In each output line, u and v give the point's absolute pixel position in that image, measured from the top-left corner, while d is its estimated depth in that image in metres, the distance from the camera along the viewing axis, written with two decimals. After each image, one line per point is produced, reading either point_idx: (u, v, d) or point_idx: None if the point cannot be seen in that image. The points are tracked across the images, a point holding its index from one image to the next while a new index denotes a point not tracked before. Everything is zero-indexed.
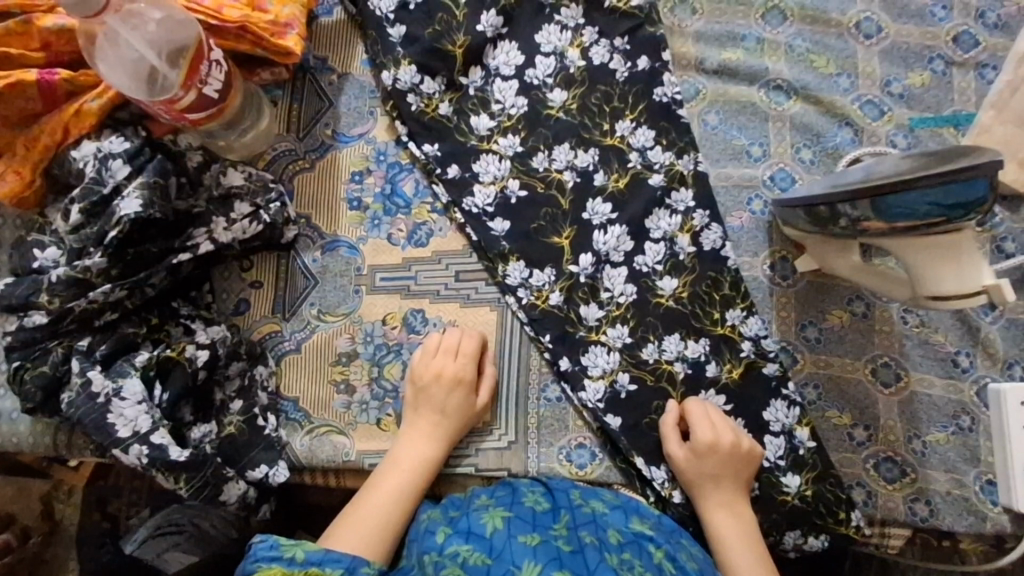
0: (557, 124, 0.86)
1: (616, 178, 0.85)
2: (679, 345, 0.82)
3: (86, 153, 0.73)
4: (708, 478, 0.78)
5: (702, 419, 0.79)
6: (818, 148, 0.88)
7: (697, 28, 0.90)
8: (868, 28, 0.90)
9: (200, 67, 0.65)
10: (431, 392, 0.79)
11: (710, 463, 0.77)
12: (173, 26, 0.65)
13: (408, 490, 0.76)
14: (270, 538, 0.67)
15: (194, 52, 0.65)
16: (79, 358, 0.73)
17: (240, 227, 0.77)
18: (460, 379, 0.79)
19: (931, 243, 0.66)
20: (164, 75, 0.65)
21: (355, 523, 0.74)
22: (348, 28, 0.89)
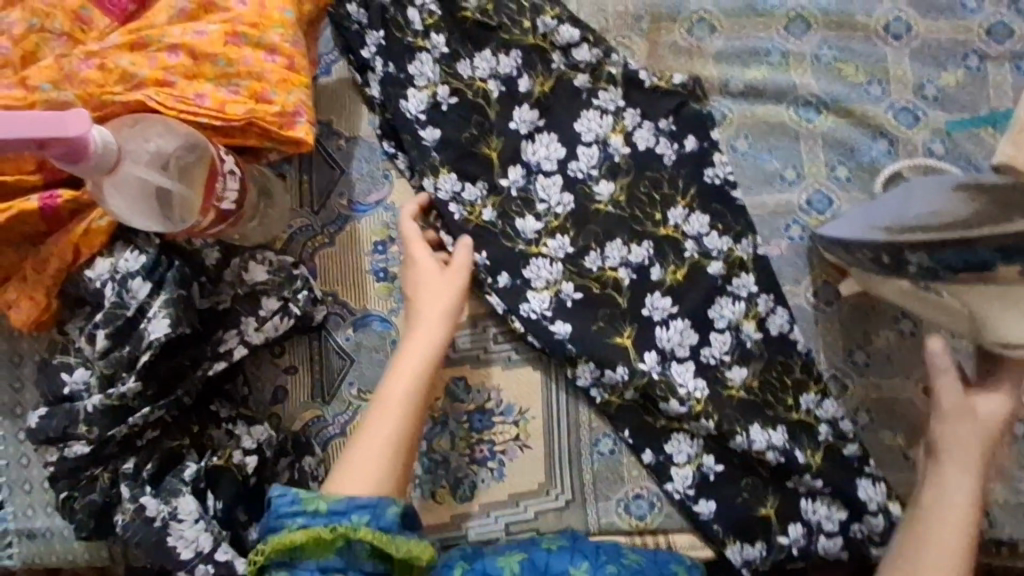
0: (606, 219, 0.84)
1: (673, 270, 0.83)
2: (764, 434, 0.80)
3: (101, 273, 0.69)
4: (937, 478, 0.75)
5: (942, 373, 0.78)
6: (853, 163, 0.84)
7: (717, 48, 0.85)
8: (896, 29, 0.85)
9: (215, 185, 0.61)
10: (428, 273, 0.76)
11: (944, 462, 0.76)
12: (185, 151, 0.62)
13: (410, 394, 0.70)
14: (289, 492, 0.64)
15: (208, 171, 0.61)
16: (127, 482, 0.71)
17: (272, 325, 0.74)
18: (436, 282, 0.75)
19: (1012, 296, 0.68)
20: (183, 198, 0.61)
21: (357, 462, 0.67)
22: (350, 86, 0.85)
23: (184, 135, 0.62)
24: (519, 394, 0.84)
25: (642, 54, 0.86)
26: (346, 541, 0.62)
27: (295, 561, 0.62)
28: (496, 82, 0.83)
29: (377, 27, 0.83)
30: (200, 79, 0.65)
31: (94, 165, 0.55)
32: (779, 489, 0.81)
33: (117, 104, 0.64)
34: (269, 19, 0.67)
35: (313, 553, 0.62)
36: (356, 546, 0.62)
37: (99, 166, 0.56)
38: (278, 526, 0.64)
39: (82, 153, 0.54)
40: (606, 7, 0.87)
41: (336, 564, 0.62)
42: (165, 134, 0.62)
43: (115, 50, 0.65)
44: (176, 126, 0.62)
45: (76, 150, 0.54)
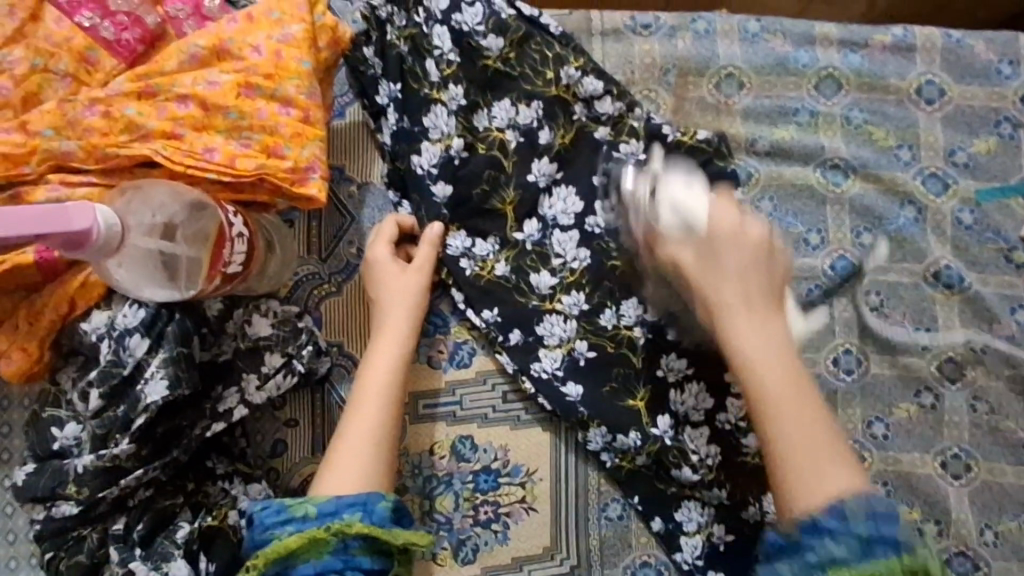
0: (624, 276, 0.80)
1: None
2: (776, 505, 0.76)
3: (97, 326, 0.66)
4: (767, 386, 0.58)
5: (730, 224, 0.63)
6: (880, 231, 0.82)
7: (746, 105, 0.83)
8: (929, 93, 0.83)
9: (222, 249, 0.58)
10: (392, 272, 0.76)
11: (751, 328, 0.60)
12: (192, 214, 0.60)
13: (387, 384, 0.72)
14: (273, 503, 0.64)
15: (215, 235, 0.59)
16: (116, 544, 0.68)
17: (274, 383, 0.71)
18: (399, 271, 0.76)
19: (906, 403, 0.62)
20: (187, 261, 0.58)
21: (342, 464, 0.67)
22: (363, 130, 0.82)
23: (192, 198, 0.60)
24: (528, 454, 0.80)
25: (667, 109, 0.84)
26: (340, 539, 0.62)
27: (289, 569, 0.61)
28: (515, 133, 0.81)
29: (393, 79, 0.80)
30: (210, 131, 0.63)
31: (94, 252, 0.54)
32: None
33: (121, 156, 0.62)
34: (286, 70, 0.64)
35: (309, 556, 0.61)
36: (352, 544, 0.62)
37: (100, 252, 0.55)
38: (268, 538, 0.63)
39: (82, 242, 0.53)
40: (633, 58, 0.84)
41: (334, 564, 0.61)
42: (170, 199, 0.60)
43: (122, 98, 0.62)
44: (182, 188, 0.60)
45: (75, 239, 0.53)
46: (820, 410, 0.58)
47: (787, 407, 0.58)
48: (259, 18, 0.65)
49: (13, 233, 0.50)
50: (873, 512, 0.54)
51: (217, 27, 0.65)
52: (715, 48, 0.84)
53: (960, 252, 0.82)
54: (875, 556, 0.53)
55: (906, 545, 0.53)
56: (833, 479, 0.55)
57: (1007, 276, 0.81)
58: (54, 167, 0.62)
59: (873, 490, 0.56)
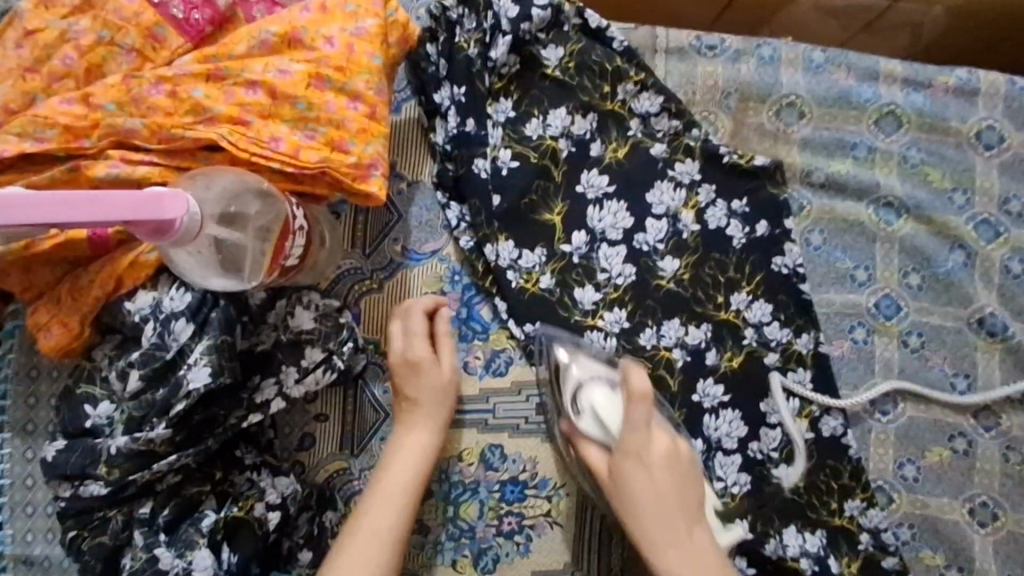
0: (667, 296, 0.80)
1: (730, 356, 0.79)
2: (799, 538, 0.76)
3: (142, 306, 0.65)
4: (645, 494, 0.65)
5: (640, 434, 0.65)
6: (927, 273, 0.82)
7: (804, 135, 0.83)
8: (989, 138, 0.82)
9: (286, 242, 0.60)
10: (415, 348, 0.74)
11: (652, 507, 0.65)
12: (262, 207, 0.60)
13: (406, 472, 0.70)
14: None
15: (281, 227, 0.60)
16: (142, 529, 0.67)
17: (313, 377, 0.70)
18: (421, 364, 0.74)
19: (669, 514, 0.65)
20: (252, 253, 0.60)
21: (355, 548, 0.66)
22: (418, 128, 0.81)
23: (258, 189, 0.60)
24: (556, 468, 0.79)
25: (725, 132, 0.83)
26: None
27: None
28: (568, 142, 0.80)
29: (458, 82, 0.78)
30: (276, 119, 0.62)
31: (176, 240, 0.55)
32: None
33: (185, 138, 0.60)
34: (357, 65, 0.63)
35: None
36: None
37: (182, 240, 0.55)
38: None
39: (168, 231, 0.54)
40: (695, 79, 0.83)
41: None
42: (233, 187, 0.60)
43: (189, 78, 0.61)
44: (252, 178, 0.60)
45: (161, 227, 0.54)
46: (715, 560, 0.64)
47: (687, 567, 0.63)
48: (333, 9, 0.64)
49: (107, 217, 0.50)
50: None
51: (291, 15, 0.64)
52: (779, 76, 0.83)
53: (1006, 301, 0.81)
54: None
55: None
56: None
57: None
58: (116, 142, 0.61)
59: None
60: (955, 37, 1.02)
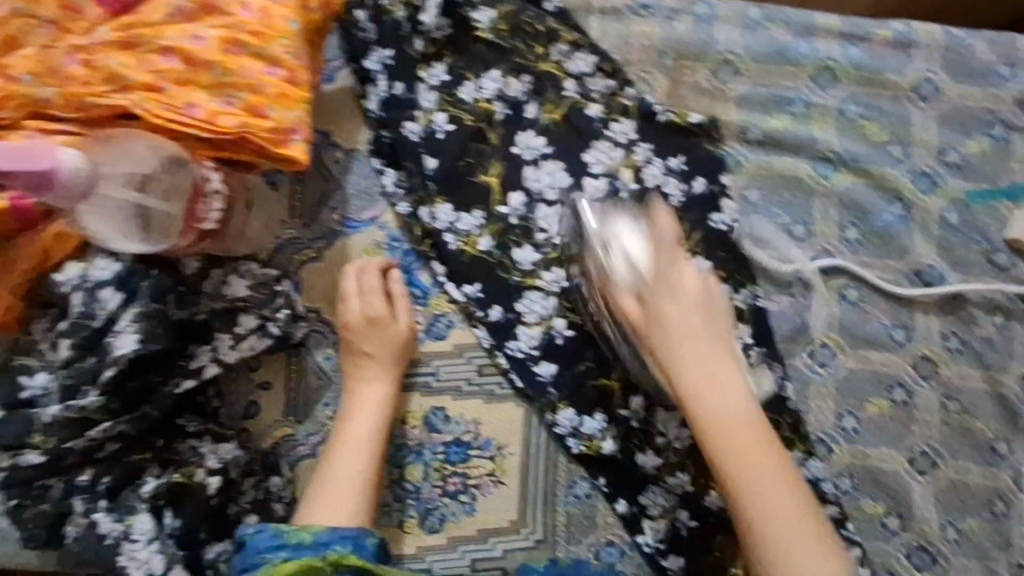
0: None
1: None
2: None
3: (72, 278, 0.65)
4: (728, 460, 0.63)
5: (670, 272, 0.68)
6: (865, 227, 0.82)
7: (741, 92, 0.83)
8: (925, 90, 0.82)
9: (198, 206, 0.63)
10: (371, 304, 0.77)
11: (751, 465, 0.62)
12: (172, 169, 0.62)
13: (372, 425, 0.74)
14: (269, 529, 0.66)
15: (191, 191, 0.62)
16: (81, 496, 0.69)
17: (248, 344, 0.72)
18: (378, 321, 0.76)
19: (711, 372, 0.65)
20: (157, 212, 0.62)
21: (329, 498, 0.69)
22: (352, 96, 0.81)
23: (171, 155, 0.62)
24: (499, 429, 0.81)
25: (662, 91, 0.83)
26: (333, 570, 0.64)
27: None
28: (503, 105, 0.80)
29: (385, 44, 0.80)
30: (193, 86, 0.62)
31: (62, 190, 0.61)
32: None
33: (101, 107, 0.61)
34: (274, 29, 0.63)
35: None
36: None
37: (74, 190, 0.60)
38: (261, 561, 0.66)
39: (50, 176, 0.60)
40: (630, 38, 0.83)
41: None
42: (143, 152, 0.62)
43: (104, 48, 0.61)
44: (162, 142, 0.62)
45: (47, 175, 0.60)
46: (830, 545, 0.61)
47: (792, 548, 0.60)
48: None
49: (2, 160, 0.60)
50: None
51: None
52: (714, 34, 0.83)
53: (945, 252, 0.82)
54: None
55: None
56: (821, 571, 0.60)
57: (991, 279, 0.81)
58: (32, 113, 0.62)
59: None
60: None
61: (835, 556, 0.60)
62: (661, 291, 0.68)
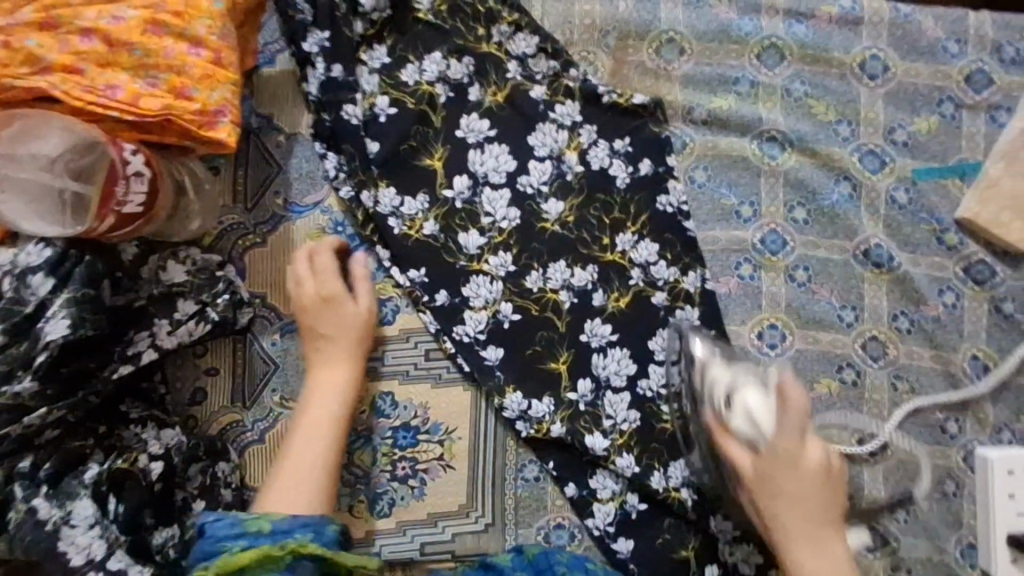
0: (552, 238, 0.80)
1: (617, 297, 0.80)
2: (685, 469, 0.78)
3: (2, 263, 0.66)
4: (792, 482, 0.67)
5: (794, 438, 0.67)
6: (813, 207, 0.82)
7: (686, 71, 0.82)
8: (872, 68, 0.82)
9: (115, 189, 0.61)
10: (325, 283, 0.75)
11: (799, 476, 0.67)
12: (81, 151, 0.64)
13: (330, 408, 0.73)
14: (226, 516, 0.64)
15: (109, 173, 0.61)
16: (22, 482, 0.68)
17: (185, 330, 0.71)
18: (333, 299, 0.75)
19: (816, 502, 0.67)
20: (75, 195, 0.64)
21: (288, 481, 0.68)
22: (292, 79, 0.81)
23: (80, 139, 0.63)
24: (447, 413, 0.80)
25: (606, 71, 0.82)
26: (293, 558, 0.62)
27: None
28: (445, 87, 0.80)
29: (322, 27, 0.78)
30: (114, 67, 0.62)
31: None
32: (701, 530, 0.77)
33: (16, 88, 0.61)
34: (196, 9, 0.62)
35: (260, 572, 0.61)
36: (305, 563, 0.62)
37: None
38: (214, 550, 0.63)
39: None
40: (573, 17, 0.83)
41: None
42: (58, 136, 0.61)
43: (22, 28, 0.60)
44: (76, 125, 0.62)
45: None
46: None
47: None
48: None
49: None
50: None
51: None
52: (658, 12, 0.82)
53: (892, 230, 0.81)
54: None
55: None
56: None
57: (939, 257, 0.81)
58: None
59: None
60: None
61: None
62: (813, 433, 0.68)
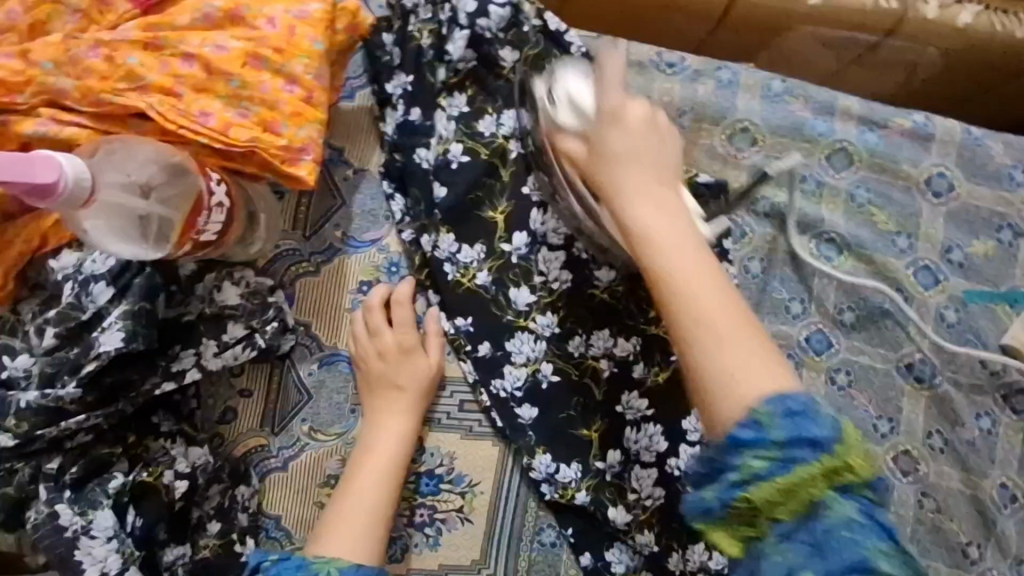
0: (601, 305, 0.80)
1: (656, 371, 0.79)
2: (704, 555, 0.76)
3: (66, 266, 0.66)
4: (682, 264, 0.62)
5: (621, 138, 0.68)
6: (863, 312, 0.82)
7: (754, 162, 0.83)
8: (937, 185, 0.83)
9: (198, 219, 0.61)
10: (402, 332, 0.77)
11: (688, 258, 0.62)
12: (171, 178, 0.61)
13: (392, 457, 0.73)
14: (293, 558, 0.65)
15: (193, 203, 0.61)
16: (47, 483, 0.68)
17: (232, 353, 0.71)
18: (410, 351, 0.77)
19: (661, 196, 0.65)
20: (160, 222, 0.61)
21: (345, 527, 0.69)
22: (370, 116, 0.83)
23: (172, 164, 0.61)
24: (473, 465, 0.80)
25: (676, 151, 0.84)
26: None
27: None
28: (518, 144, 0.81)
29: (407, 71, 0.81)
30: (209, 94, 0.63)
31: (61, 201, 0.55)
32: None
33: (114, 105, 0.62)
34: (296, 48, 0.64)
35: None
36: None
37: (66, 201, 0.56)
38: None
39: (50, 193, 0.54)
40: (651, 93, 0.84)
41: None
42: (149, 159, 0.61)
43: (128, 46, 0.62)
44: (167, 151, 0.61)
45: (42, 189, 0.54)
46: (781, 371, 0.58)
47: (727, 339, 0.58)
48: None
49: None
50: (788, 410, 0.55)
51: None
52: (735, 101, 0.84)
53: (938, 348, 0.81)
54: (793, 460, 0.53)
55: (827, 444, 0.54)
56: (757, 377, 0.57)
57: (981, 381, 0.81)
58: (48, 102, 0.62)
59: (808, 396, 0.56)
60: (945, 78, 0.97)
61: (782, 369, 0.58)
62: (652, 186, 0.66)
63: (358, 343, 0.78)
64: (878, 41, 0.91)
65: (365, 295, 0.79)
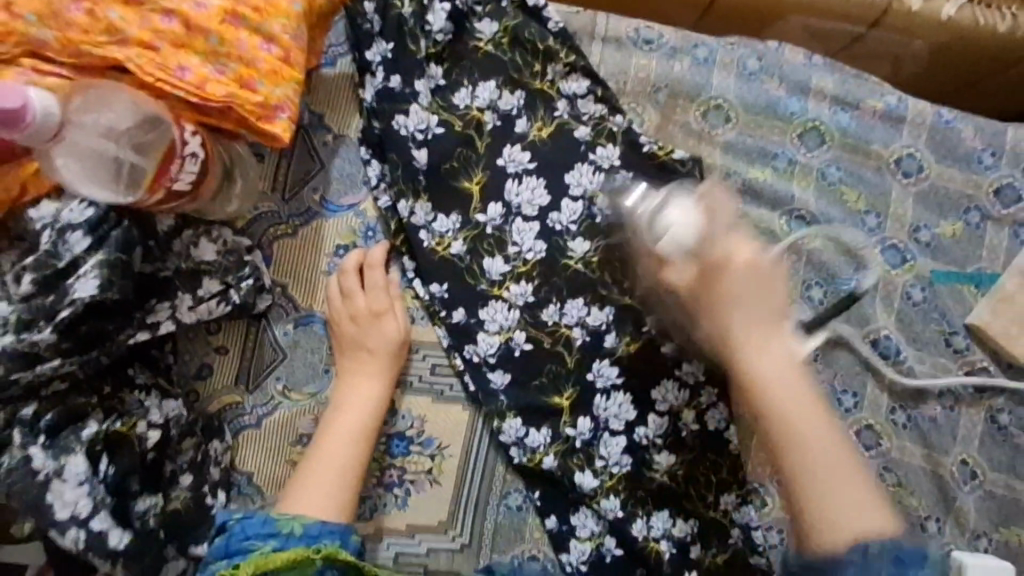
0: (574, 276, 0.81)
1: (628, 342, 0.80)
2: (668, 522, 0.78)
3: (44, 216, 0.68)
4: (794, 388, 0.62)
5: (717, 248, 0.66)
6: (831, 289, 0.83)
7: (728, 139, 0.85)
8: (908, 166, 0.84)
9: (169, 168, 0.64)
10: (374, 296, 0.79)
11: (782, 361, 0.63)
12: (145, 127, 0.64)
13: (362, 417, 0.75)
14: (258, 515, 0.67)
15: (166, 151, 0.64)
16: (21, 429, 0.69)
17: (206, 307, 0.73)
18: (381, 314, 0.78)
19: (770, 324, 0.64)
20: (131, 167, 0.64)
21: (313, 484, 0.71)
22: (349, 83, 0.84)
23: (147, 115, 0.64)
24: (442, 429, 0.81)
25: (651, 125, 0.85)
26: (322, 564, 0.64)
27: None
28: (493, 115, 0.82)
29: (388, 39, 0.82)
30: (187, 50, 0.65)
31: (29, 128, 0.60)
32: None
33: (95, 57, 0.64)
34: (275, 8, 0.66)
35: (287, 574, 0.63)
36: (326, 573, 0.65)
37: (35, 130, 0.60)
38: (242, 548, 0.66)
39: (19, 121, 0.59)
40: (628, 69, 0.86)
41: None
42: (126, 109, 0.64)
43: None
44: (143, 101, 0.64)
45: (11, 118, 0.58)
46: (874, 498, 0.59)
47: (826, 470, 0.59)
48: None
49: None
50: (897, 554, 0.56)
51: None
52: (711, 78, 0.86)
53: (903, 326, 0.83)
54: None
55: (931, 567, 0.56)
56: (862, 516, 0.58)
57: (943, 359, 0.82)
58: (29, 53, 0.64)
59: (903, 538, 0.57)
60: (933, 73, 0.97)
61: (882, 510, 0.59)
62: (771, 307, 0.65)
63: (332, 308, 0.80)
64: (862, 32, 0.92)
65: (341, 260, 0.81)
